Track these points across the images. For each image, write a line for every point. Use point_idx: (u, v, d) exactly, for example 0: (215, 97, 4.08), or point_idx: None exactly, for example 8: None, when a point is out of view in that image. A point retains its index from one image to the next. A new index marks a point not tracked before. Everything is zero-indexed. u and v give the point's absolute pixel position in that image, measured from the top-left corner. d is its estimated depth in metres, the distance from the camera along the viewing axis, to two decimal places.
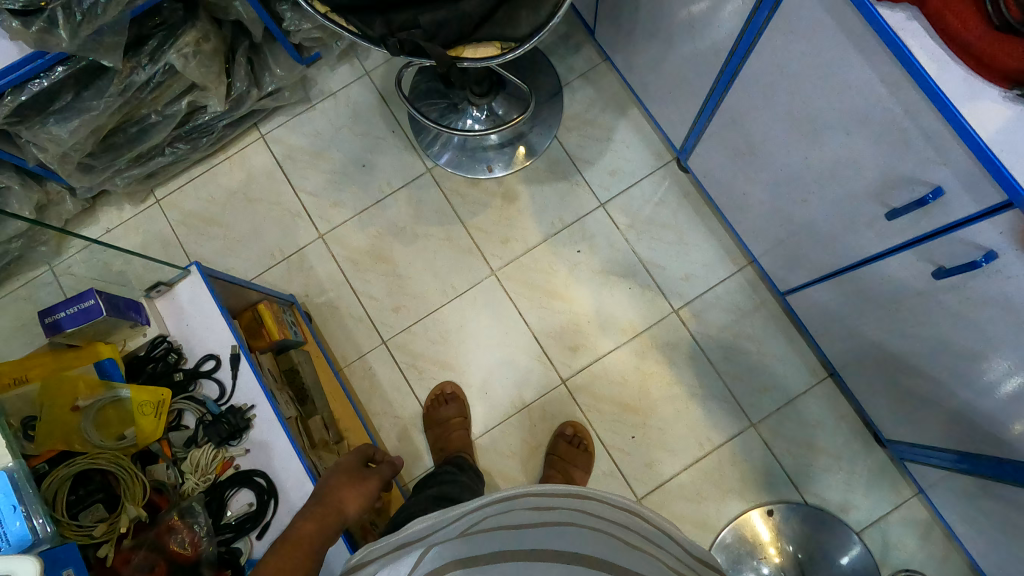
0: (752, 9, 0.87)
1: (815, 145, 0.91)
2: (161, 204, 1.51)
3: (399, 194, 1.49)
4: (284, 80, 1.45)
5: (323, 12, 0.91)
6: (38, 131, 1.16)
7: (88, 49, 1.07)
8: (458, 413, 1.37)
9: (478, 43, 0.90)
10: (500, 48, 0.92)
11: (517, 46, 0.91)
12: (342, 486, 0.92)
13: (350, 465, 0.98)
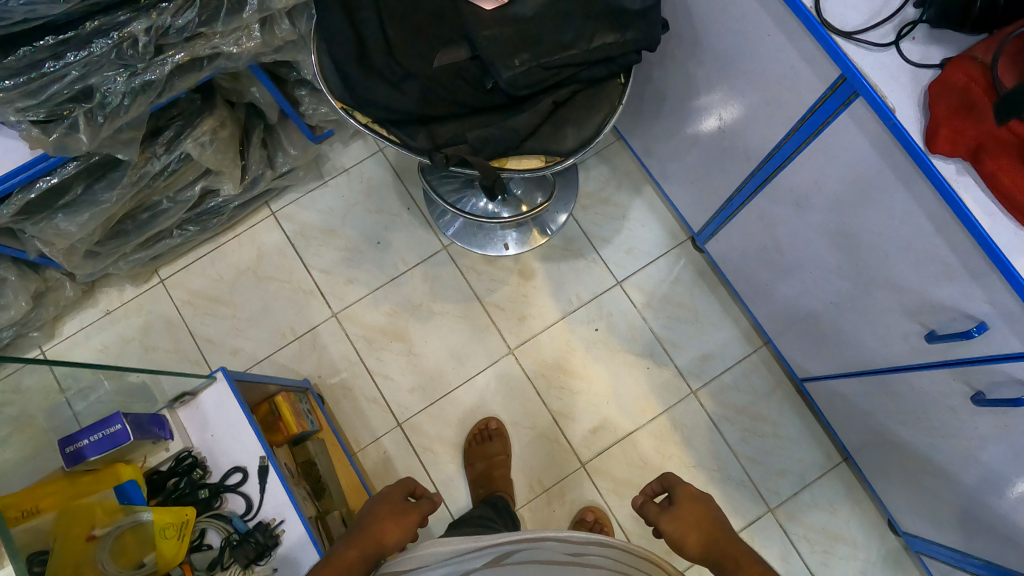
0: (792, 127, 0.89)
1: (849, 257, 0.93)
2: (165, 283, 1.51)
3: (414, 270, 1.47)
4: (298, 159, 1.44)
5: (364, 122, 0.88)
6: (46, 226, 1.17)
7: (107, 146, 1.09)
8: (501, 449, 1.35)
9: (523, 154, 0.87)
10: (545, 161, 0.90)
11: (563, 160, 0.88)
12: (382, 518, 0.90)
13: (394, 498, 0.95)
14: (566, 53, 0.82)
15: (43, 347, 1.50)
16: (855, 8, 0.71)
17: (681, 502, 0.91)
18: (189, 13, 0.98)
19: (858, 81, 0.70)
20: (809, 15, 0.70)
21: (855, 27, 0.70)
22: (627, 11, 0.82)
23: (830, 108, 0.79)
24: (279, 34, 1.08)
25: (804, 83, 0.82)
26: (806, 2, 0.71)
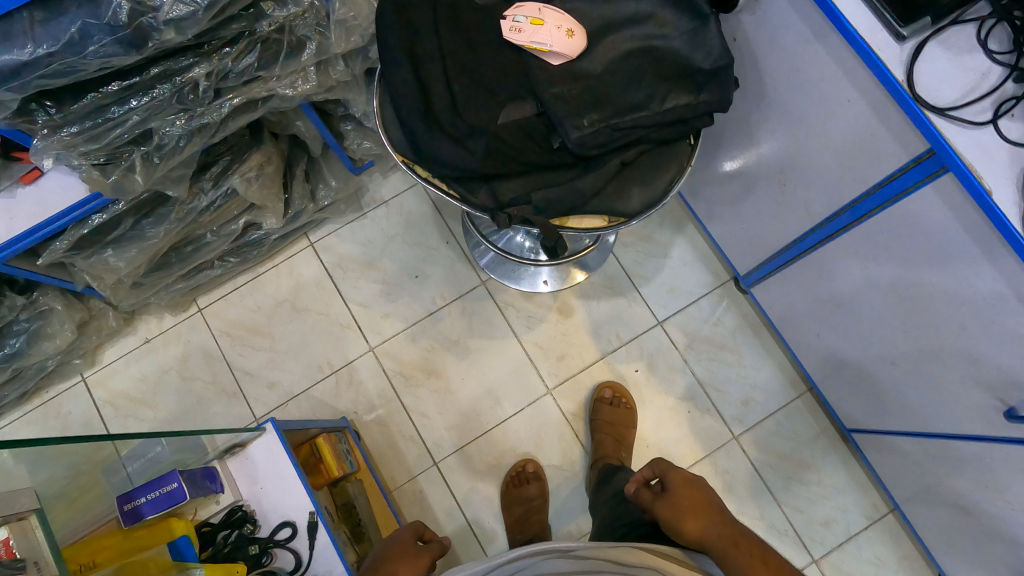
0: (865, 191, 0.86)
1: (921, 322, 0.91)
2: (203, 312, 1.52)
3: (452, 306, 1.45)
4: (339, 191, 1.43)
5: (425, 175, 0.88)
6: (95, 261, 1.21)
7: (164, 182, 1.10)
8: (539, 494, 1.33)
9: (587, 215, 0.85)
10: (607, 221, 0.87)
11: (628, 222, 0.85)
12: (393, 558, 0.90)
13: (406, 541, 0.95)
14: (637, 115, 0.80)
15: (85, 374, 1.53)
16: (950, 82, 0.68)
17: (675, 487, 0.92)
18: (249, 57, 0.97)
19: (951, 159, 0.67)
20: (902, 90, 0.67)
21: (949, 103, 0.67)
22: (700, 71, 0.80)
23: (914, 178, 0.77)
24: (334, 76, 1.07)
25: (883, 150, 0.79)
26: (897, 76, 0.68)
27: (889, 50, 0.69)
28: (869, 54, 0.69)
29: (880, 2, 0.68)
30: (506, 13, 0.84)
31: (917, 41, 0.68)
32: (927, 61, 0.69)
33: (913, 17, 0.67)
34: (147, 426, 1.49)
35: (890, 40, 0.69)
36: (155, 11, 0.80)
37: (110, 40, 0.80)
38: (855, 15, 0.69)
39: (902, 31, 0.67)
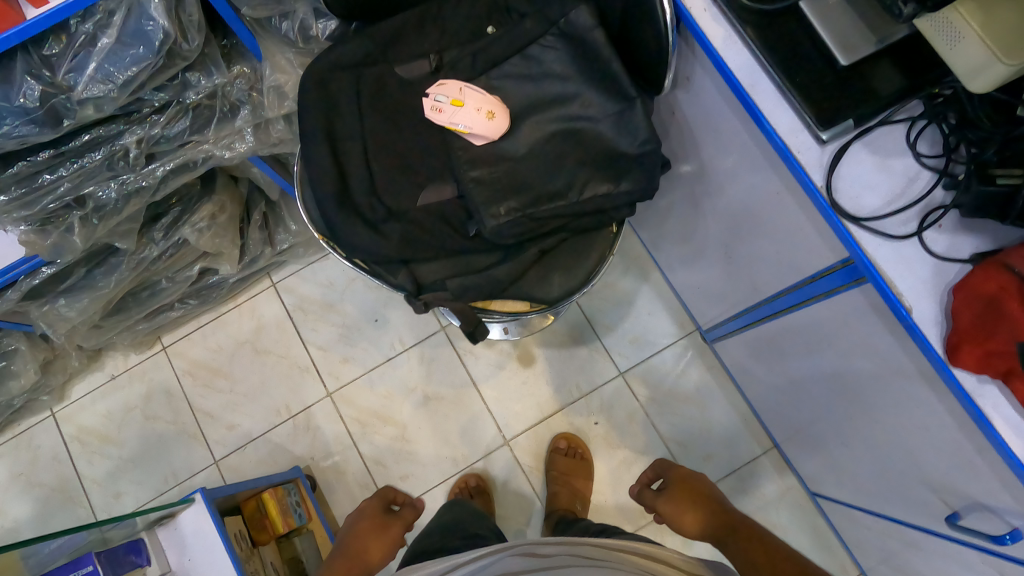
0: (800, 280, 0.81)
1: (863, 412, 0.86)
2: (167, 351, 1.51)
3: (411, 351, 1.43)
4: (298, 236, 1.38)
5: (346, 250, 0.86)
6: (48, 309, 1.19)
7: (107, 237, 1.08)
8: None
9: (508, 300, 0.83)
10: (529, 304, 0.85)
11: (552, 308, 0.83)
12: (364, 535, 0.96)
13: (374, 510, 1.00)
14: (555, 205, 0.77)
15: (55, 409, 1.52)
16: (873, 188, 0.64)
17: (674, 482, 0.99)
18: (181, 122, 0.93)
19: (870, 274, 0.63)
20: (819, 197, 0.63)
21: (871, 212, 0.63)
22: (624, 156, 0.77)
23: (839, 280, 0.72)
24: (274, 135, 1.01)
25: (812, 247, 0.74)
26: (816, 181, 0.64)
27: (809, 152, 0.64)
28: (787, 156, 0.65)
29: (800, 102, 0.63)
30: (428, 90, 0.80)
31: (839, 143, 0.64)
32: (850, 165, 0.64)
33: (834, 119, 0.62)
34: (112, 464, 1.49)
35: (812, 141, 0.64)
36: (70, 90, 0.78)
37: (24, 120, 0.77)
38: (774, 114, 0.65)
39: (821, 134, 0.63)
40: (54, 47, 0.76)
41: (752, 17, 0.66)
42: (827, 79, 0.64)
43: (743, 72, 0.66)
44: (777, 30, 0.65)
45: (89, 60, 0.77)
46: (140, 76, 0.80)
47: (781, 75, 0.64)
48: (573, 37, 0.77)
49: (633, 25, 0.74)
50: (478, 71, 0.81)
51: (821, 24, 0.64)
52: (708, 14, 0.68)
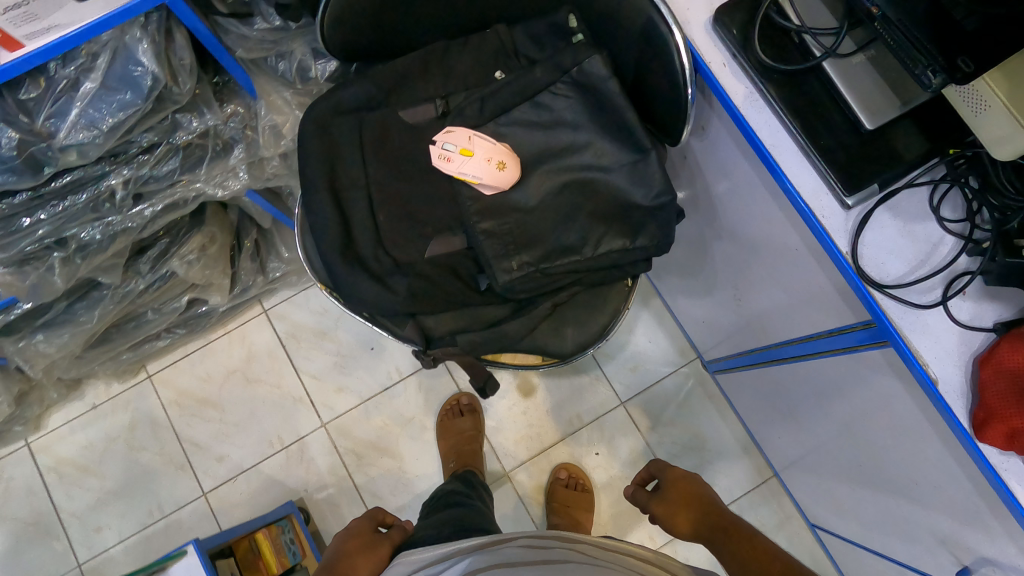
0: (813, 333, 0.81)
1: (873, 462, 0.86)
2: (152, 380, 1.43)
3: (408, 381, 1.41)
4: (291, 262, 1.35)
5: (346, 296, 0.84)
6: (25, 344, 1.12)
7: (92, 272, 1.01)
8: None
9: (519, 352, 0.81)
10: (541, 356, 0.84)
11: (564, 361, 0.82)
12: (353, 553, 0.85)
13: (363, 530, 0.90)
14: (568, 259, 0.75)
15: (30, 438, 1.41)
16: (898, 254, 0.62)
17: (669, 484, 0.91)
18: (171, 162, 0.87)
19: (898, 344, 0.61)
20: (845, 263, 0.61)
21: (897, 279, 0.62)
22: (638, 208, 0.75)
23: (857, 338, 0.72)
24: (269, 170, 0.97)
25: (830, 304, 0.73)
26: (841, 247, 0.62)
27: (834, 216, 0.62)
28: (811, 220, 0.63)
29: (825, 165, 0.62)
30: (435, 137, 0.77)
31: (864, 208, 0.62)
32: (874, 230, 0.63)
33: (860, 184, 0.61)
34: (93, 496, 1.40)
35: (836, 205, 0.63)
36: (51, 136, 0.72)
37: (2, 171, 0.71)
38: (798, 176, 0.63)
39: (847, 200, 0.61)
40: (31, 91, 0.69)
41: (774, 75, 0.63)
42: (849, 143, 0.62)
43: (764, 131, 0.64)
44: (800, 92, 0.63)
45: (71, 105, 0.71)
46: (127, 123, 0.75)
47: (805, 137, 0.62)
48: (586, 86, 0.74)
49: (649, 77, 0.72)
50: (486, 117, 0.78)
51: (846, 86, 0.61)
52: (728, 69, 0.65)
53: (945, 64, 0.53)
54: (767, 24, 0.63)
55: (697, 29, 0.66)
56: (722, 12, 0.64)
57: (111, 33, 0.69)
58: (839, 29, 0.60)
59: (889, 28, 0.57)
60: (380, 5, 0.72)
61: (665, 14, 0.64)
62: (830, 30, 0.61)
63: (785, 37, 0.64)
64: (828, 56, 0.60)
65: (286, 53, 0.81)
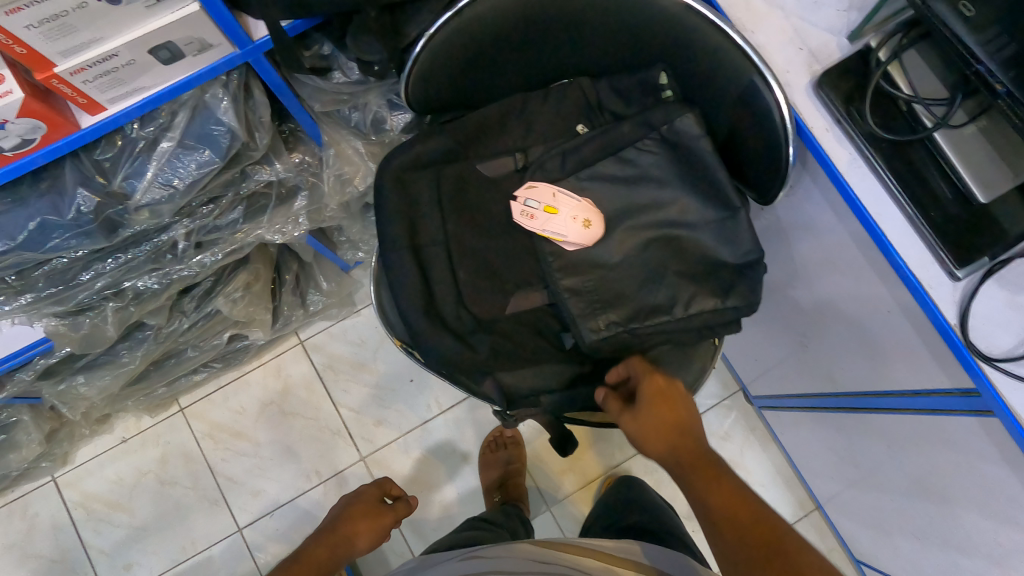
0: (896, 389, 0.81)
1: (947, 524, 0.84)
2: (185, 413, 1.40)
3: (448, 414, 1.41)
4: (331, 292, 1.32)
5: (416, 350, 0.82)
6: (64, 388, 1.08)
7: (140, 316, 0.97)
8: None
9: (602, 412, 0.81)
10: (622, 418, 0.83)
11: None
12: (355, 516, 0.83)
13: (366, 504, 0.85)
14: (655, 320, 0.74)
15: (56, 474, 1.37)
16: (1005, 328, 0.62)
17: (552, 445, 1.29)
18: (235, 211, 0.85)
19: (1005, 419, 0.61)
20: (954, 336, 0.61)
21: (1005, 353, 0.61)
22: (725, 266, 0.74)
23: (955, 404, 0.71)
24: (328, 214, 0.95)
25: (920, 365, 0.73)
26: (949, 319, 0.62)
27: (941, 287, 0.62)
28: (918, 291, 0.62)
29: (933, 236, 0.61)
30: (518, 193, 0.76)
31: (972, 280, 0.62)
32: (983, 303, 0.62)
33: (970, 257, 0.60)
34: (122, 532, 1.36)
35: (944, 277, 0.62)
36: (126, 197, 0.70)
37: (76, 234, 0.69)
38: (904, 246, 0.63)
39: (958, 272, 0.61)
40: (107, 150, 0.68)
41: (882, 142, 0.63)
42: (958, 215, 0.62)
43: (870, 200, 0.63)
44: (904, 159, 0.63)
45: (148, 165, 0.69)
46: (204, 181, 0.73)
47: (913, 207, 0.62)
48: (676, 143, 0.72)
49: (742, 136, 0.71)
50: (567, 171, 0.76)
51: (958, 157, 0.62)
52: (831, 135, 0.65)
53: None
54: (875, 93, 0.64)
55: (798, 92, 0.66)
56: (827, 78, 0.64)
57: (192, 93, 0.68)
58: (953, 101, 0.60)
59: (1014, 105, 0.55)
60: (469, 59, 0.70)
61: (769, 79, 0.63)
62: (943, 100, 0.61)
63: (892, 106, 0.65)
64: (942, 127, 0.60)
65: (361, 105, 0.82)
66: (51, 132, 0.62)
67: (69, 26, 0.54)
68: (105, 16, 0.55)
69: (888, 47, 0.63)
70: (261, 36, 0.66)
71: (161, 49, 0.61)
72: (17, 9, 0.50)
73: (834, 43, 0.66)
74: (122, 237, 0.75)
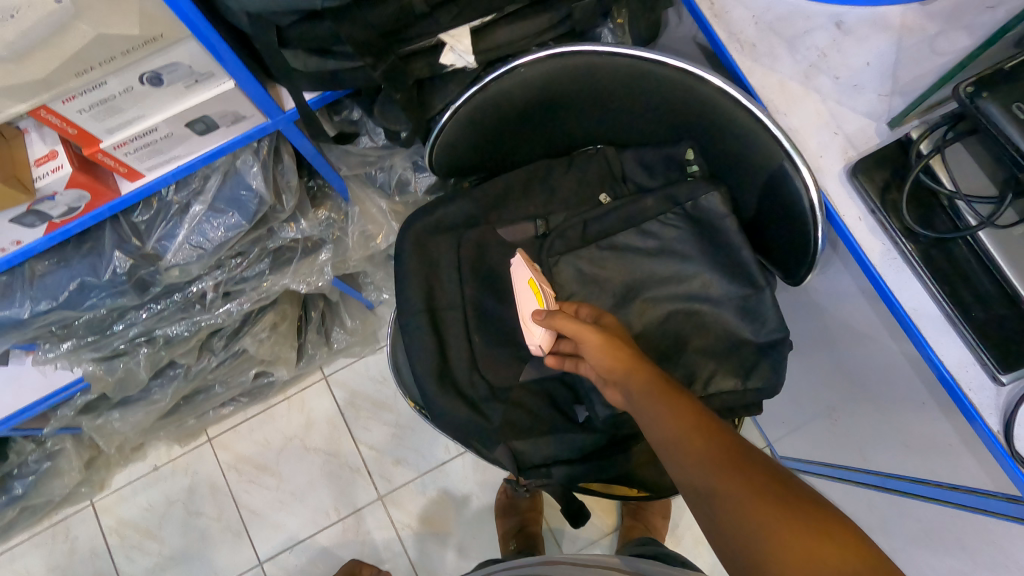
0: (929, 480, 0.75)
1: None
2: (212, 443, 1.43)
3: (465, 457, 1.39)
4: (355, 329, 1.33)
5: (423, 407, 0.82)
6: (101, 422, 1.13)
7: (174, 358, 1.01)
8: None
9: (615, 485, 0.79)
10: (634, 488, 0.80)
11: (658, 495, 0.80)
12: None
13: None
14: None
15: (95, 497, 1.42)
16: None
17: (518, 519, 1.30)
18: (262, 263, 0.87)
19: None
20: (998, 444, 0.57)
21: None
22: (748, 344, 0.72)
23: (998, 508, 0.66)
24: (351, 264, 0.96)
25: (953, 457, 0.70)
26: (991, 425, 0.58)
27: (983, 391, 0.59)
28: (954, 390, 0.60)
29: (975, 337, 0.59)
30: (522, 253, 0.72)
31: (1017, 384, 0.59)
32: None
33: (1013, 361, 0.58)
34: (152, 559, 1.39)
35: (985, 379, 0.59)
36: (158, 258, 0.74)
37: (111, 291, 0.74)
38: (942, 346, 0.60)
39: (1001, 375, 0.58)
40: (144, 214, 0.73)
41: (920, 238, 0.63)
42: (992, 320, 0.60)
43: (905, 294, 0.62)
44: (944, 253, 0.62)
45: (179, 227, 0.74)
46: (230, 239, 0.76)
47: (951, 305, 0.61)
48: (700, 219, 0.71)
49: (769, 216, 0.69)
50: (588, 239, 0.75)
51: (1003, 256, 0.60)
52: (864, 224, 0.64)
53: None
54: (916, 184, 0.63)
55: (831, 179, 0.66)
56: (862, 166, 0.64)
57: (224, 159, 0.72)
58: (1000, 201, 0.58)
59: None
60: (494, 129, 0.71)
61: (799, 164, 0.62)
62: (990, 198, 0.60)
63: (934, 199, 0.64)
64: (987, 227, 0.58)
65: (387, 167, 0.86)
66: (95, 201, 0.66)
67: (116, 107, 0.59)
68: (147, 96, 0.59)
69: (931, 139, 0.62)
70: (289, 106, 0.69)
71: (198, 122, 0.64)
72: (71, 96, 0.55)
73: (872, 128, 0.67)
74: (153, 293, 0.80)
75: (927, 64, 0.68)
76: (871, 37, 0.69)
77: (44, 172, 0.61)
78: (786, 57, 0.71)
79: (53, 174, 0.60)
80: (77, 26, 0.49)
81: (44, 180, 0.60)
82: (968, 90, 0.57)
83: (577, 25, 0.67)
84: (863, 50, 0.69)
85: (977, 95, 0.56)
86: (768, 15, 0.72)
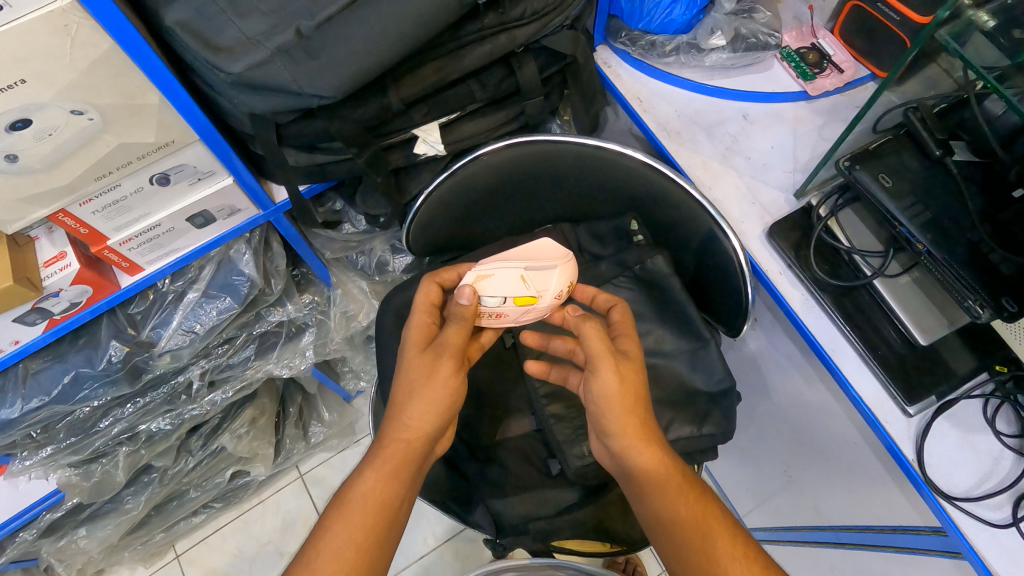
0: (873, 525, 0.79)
1: None
2: (180, 559, 1.34)
3: (443, 547, 1.34)
4: (332, 423, 1.35)
5: None
6: (65, 543, 1.05)
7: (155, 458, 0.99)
8: None
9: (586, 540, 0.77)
10: (607, 543, 0.78)
11: (631, 548, 0.79)
12: (416, 382, 0.62)
13: (429, 353, 0.63)
14: None
15: None
16: (962, 467, 0.64)
17: None
18: (248, 349, 0.91)
19: (975, 562, 0.61)
20: (912, 470, 0.63)
21: (965, 491, 0.63)
22: (701, 394, 0.77)
23: (927, 543, 0.71)
24: (331, 347, 1.00)
25: (889, 497, 0.76)
26: (907, 454, 0.65)
27: (897, 423, 0.66)
28: (874, 423, 0.66)
29: (885, 375, 0.67)
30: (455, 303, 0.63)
31: (923, 415, 0.66)
32: (937, 440, 0.66)
33: (919, 396, 0.66)
34: None
35: (897, 412, 0.66)
36: (152, 345, 0.78)
37: (102, 382, 0.77)
38: (860, 381, 0.68)
39: (909, 408, 0.65)
40: (140, 305, 0.78)
41: (828, 287, 0.72)
42: (899, 346, 0.69)
43: (824, 336, 0.70)
44: (854, 294, 0.71)
45: (173, 315, 0.78)
46: (221, 324, 0.81)
47: (862, 346, 0.69)
48: (648, 280, 0.79)
49: (705, 274, 0.79)
50: None
51: (896, 302, 0.69)
52: (785, 278, 0.74)
53: (992, 301, 0.61)
54: (820, 242, 0.74)
55: (753, 240, 0.77)
56: (777, 229, 0.75)
57: (218, 250, 0.78)
58: (885, 254, 0.69)
59: (934, 263, 0.64)
60: (459, 213, 0.80)
61: (724, 228, 0.72)
62: (878, 253, 0.71)
63: (835, 254, 0.74)
64: (878, 276, 0.69)
65: (368, 250, 0.97)
66: (95, 295, 0.70)
67: (125, 207, 0.65)
68: (154, 196, 0.65)
69: (827, 205, 0.74)
70: (281, 198, 0.77)
71: (198, 217, 0.71)
72: (88, 200, 0.61)
73: (783, 199, 0.79)
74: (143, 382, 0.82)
75: (817, 145, 0.83)
76: (771, 126, 0.84)
77: (51, 272, 0.64)
78: (706, 142, 0.84)
79: (61, 273, 0.64)
80: (103, 138, 0.56)
81: (51, 279, 0.64)
82: (845, 164, 0.70)
83: (529, 118, 0.79)
84: (768, 136, 0.84)
85: (853, 168, 0.69)
86: (688, 110, 0.87)
